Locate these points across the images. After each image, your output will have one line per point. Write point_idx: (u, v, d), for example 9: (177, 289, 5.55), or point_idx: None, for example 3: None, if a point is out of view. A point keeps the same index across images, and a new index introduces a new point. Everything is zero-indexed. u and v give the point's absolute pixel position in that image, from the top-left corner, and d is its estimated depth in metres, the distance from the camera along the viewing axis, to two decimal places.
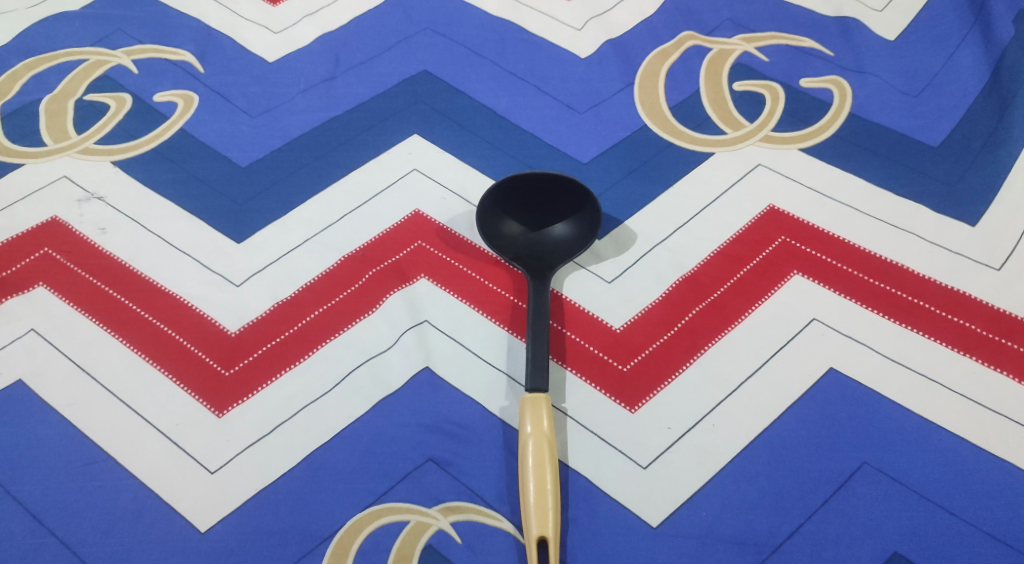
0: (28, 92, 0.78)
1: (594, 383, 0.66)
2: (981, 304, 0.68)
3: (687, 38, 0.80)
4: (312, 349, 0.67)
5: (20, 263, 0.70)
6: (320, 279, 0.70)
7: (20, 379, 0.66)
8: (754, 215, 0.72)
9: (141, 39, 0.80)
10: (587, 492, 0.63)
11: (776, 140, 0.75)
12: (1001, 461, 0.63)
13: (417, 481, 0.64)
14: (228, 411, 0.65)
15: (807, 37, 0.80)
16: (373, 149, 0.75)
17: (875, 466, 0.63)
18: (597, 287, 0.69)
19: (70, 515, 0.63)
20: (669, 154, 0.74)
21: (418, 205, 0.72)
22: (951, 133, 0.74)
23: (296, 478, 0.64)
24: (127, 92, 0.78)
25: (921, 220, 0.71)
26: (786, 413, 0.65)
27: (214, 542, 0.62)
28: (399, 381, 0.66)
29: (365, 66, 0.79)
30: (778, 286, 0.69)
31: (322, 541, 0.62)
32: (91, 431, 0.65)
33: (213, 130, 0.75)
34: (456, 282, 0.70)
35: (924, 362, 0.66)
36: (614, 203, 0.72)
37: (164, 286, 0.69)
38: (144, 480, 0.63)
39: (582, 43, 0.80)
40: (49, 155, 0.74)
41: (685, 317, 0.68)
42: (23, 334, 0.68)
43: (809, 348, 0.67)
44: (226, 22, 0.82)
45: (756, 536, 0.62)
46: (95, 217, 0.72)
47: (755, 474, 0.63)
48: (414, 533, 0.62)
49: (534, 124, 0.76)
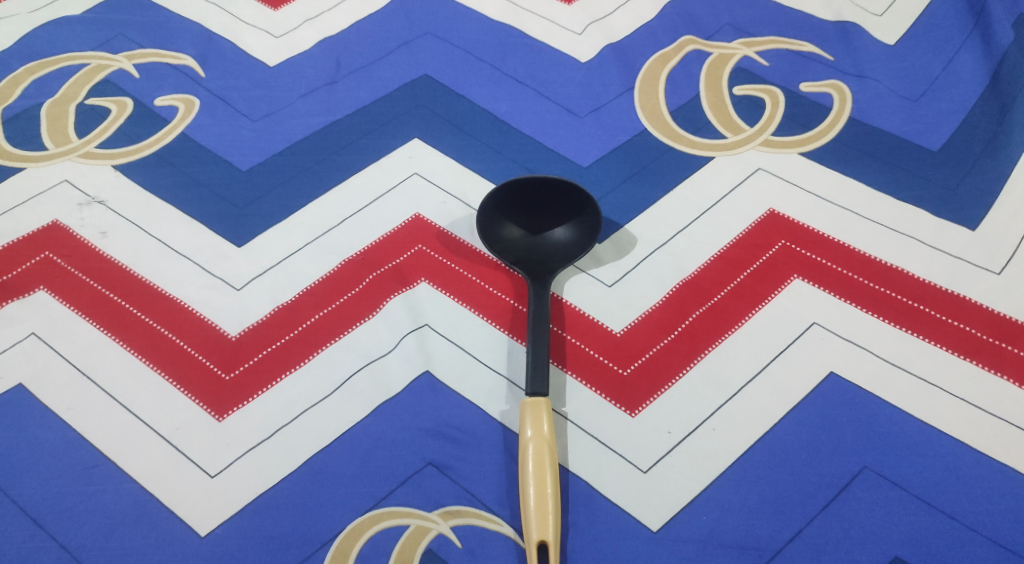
0: (29, 96, 0.78)
1: (594, 387, 0.66)
2: (981, 308, 0.68)
3: (687, 43, 0.80)
4: (312, 353, 0.67)
5: (21, 267, 0.70)
6: (321, 283, 0.70)
7: (21, 383, 0.66)
8: (754, 219, 0.72)
9: (142, 43, 0.81)
10: (587, 496, 0.63)
11: (775, 144, 0.75)
12: (1002, 465, 0.63)
13: (418, 485, 0.64)
14: (228, 415, 0.65)
15: (807, 41, 0.80)
16: (374, 153, 0.75)
17: (875, 471, 0.63)
18: (597, 291, 0.69)
19: (69, 519, 0.63)
20: (669, 158, 0.74)
21: (419, 209, 0.72)
22: (951, 137, 0.74)
23: (297, 482, 0.64)
24: (128, 96, 0.78)
25: (921, 224, 0.71)
26: (787, 417, 0.65)
27: (215, 546, 0.62)
28: (399, 385, 0.66)
29: (366, 70, 0.79)
30: (777, 291, 0.69)
31: (322, 545, 0.62)
32: (92, 435, 0.65)
33: (213, 134, 0.76)
34: (457, 286, 0.70)
35: (923, 366, 0.66)
36: (614, 207, 0.72)
37: (164, 290, 0.69)
38: (144, 484, 0.64)
39: (582, 47, 0.80)
40: (50, 159, 0.74)
41: (685, 321, 0.68)
42: (24, 338, 0.68)
43: (808, 352, 0.67)
44: (228, 28, 0.82)
45: (756, 540, 0.62)
46: (96, 221, 0.72)
47: (755, 478, 0.63)
48: (414, 537, 0.62)
49: (534, 128, 0.76)
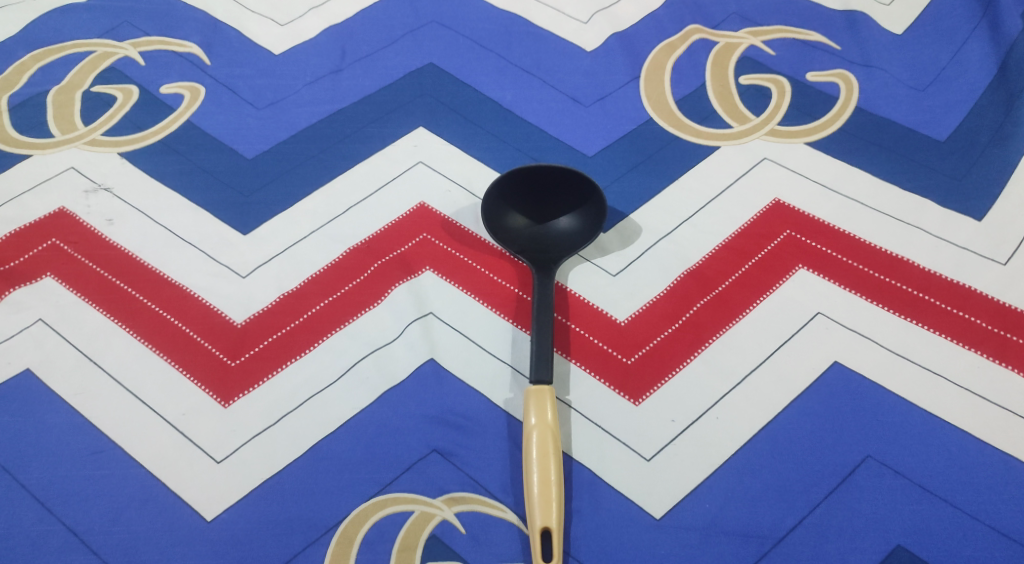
0: (35, 83, 0.78)
1: (598, 376, 0.66)
2: (986, 298, 0.68)
3: (693, 32, 0.80)
4: (317, 341, 0.67)
5: (27, 254, 0.71)
6: (326, 271, 0.70)
7: (28, 368, 0.67)
8: (759, 209, 0.72)
9: (148, 31, 0.81)
10: (591, 483, 0.63)
11: (781, 134, 0.75)
12: (1006, 455, 0.63)
13: (422, 472, 0.64)
14: (234, 401, 0.65)
15: (813, 30, 0.80)
16: (380, 141, 0.75)
17: (879, 460, 0.63)
18: (602, 280, 0.69)
19: (76, 503, 0.63)
20: (675, 147, 0.74)
21: (424, 198, 0.73)
22: (957, 127, 0.74)
23: (302, 468, 0.64)
24: (134, 84, 0.78)
25: (927, 214, 0.71)
26: (791, 406, 0.65)
27: (221, 531, 0.62)
28: (404, 373, 0.67)
29: (372, 58, 0.79)
30: (782, 280, 0.69)
31: (326, 531, 0.62)
32: (99, 421, 0.65)
33: (219, 122, 0.76)
34: (462, 275, 0.70)
35: (928, 357, 0.66)
36: (619, 196, 0.72)
37: (170, 277, 0.70)
38: (151, 469, 0.64)
39: (588, 36, 0.80)
40: (57, 146, 0.75)
41: (690, 311, 0.68)
42: (31, 324, 0.68)
43: (812, 341, 0.67)
44: (234, 16, 0.82)
45: (759, 527, 0.62)
46: (103, 208, 0.72)
47: (759, 467, 0.63)
48: (418, 523, 0.63)
49: (540, 117, 0.76)
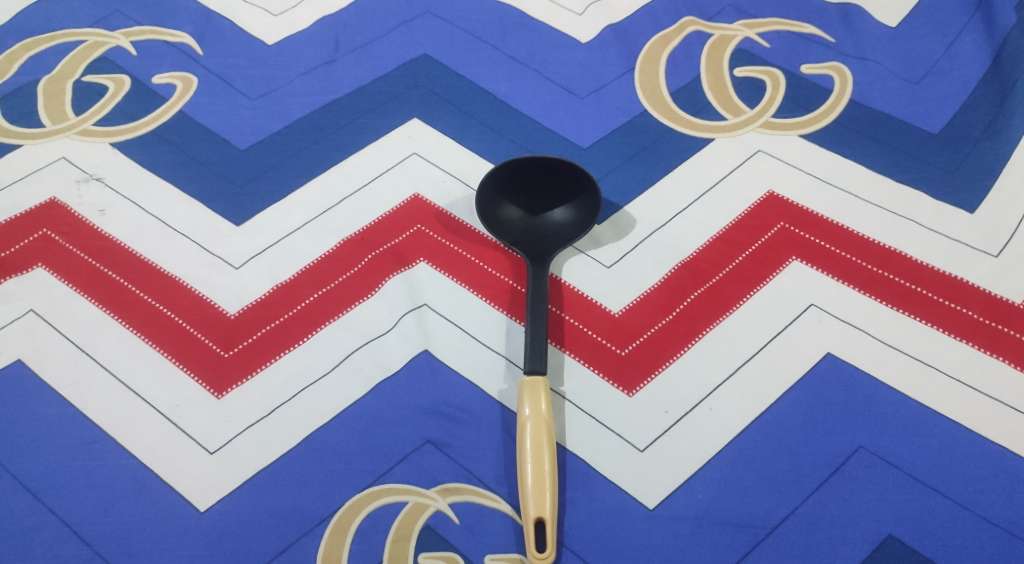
0: (26, 72, 0.78)
1: (591, 366, 0.66)
2: (978, 290, 0.68)
3: (688, 23, 0.80)
4: (310, 332, 0.67)
5: (19, 244, 0.70)
6: (320, 262, 0.70)
7: (19, 359, 0.66)
8: (754, 201, 0.72)
9: (140, 20, 0.80)
10: (584, 474, 0.63)
11: (775, 127, 0.75)
12: (997, 446, 0.63)
13: (416, 462, 0.64)
14: (227, 392, 0.65)
15: (808, 22, 0.80)
16: (374, 132, 0.75)
17: (871, 451, 0.63)
18: (595, 271, 0.69)
19: (69, 493, 0.63)
20: (669, 140, 0.74)
21: (418, 190, 0.72)
22: (950, 120, 0.74)
23: (295, 458, 0.64)
24: (127, 74, 0.78)
25: (920, 206, 0.71)
26: (784, 397, 0.65)
27: (214, 522, 0.62)
28: (398, 364, 0.66)
29: (366, 49, 0.79)
30: (775, 272, 0.69)
31: (321, 522, 0.62)
32: (91, 412, 0.65)
33: (213, 113, 0.75)
34: (455, 266, 0.70)
35: (921, 349, 0.66)
36: (613, 188, 0.72)
37: (163, 268, 0.69)
38: (144, 460, 0.64)
39: (582, 28, 0.80)
40: (48, 136, 0.74)
41: (684, 302, 0.68)
42: (22, 315, 0.68)
43: (806, 333, 0.67)
44: (226, 5, 0.82)
45: (751, 517, 0.62)
46: (95, 198, 0.72)
47: (752, 457, 0.63)
48: (412, 514, 0.62)
49: (534, 108, 0.76)
